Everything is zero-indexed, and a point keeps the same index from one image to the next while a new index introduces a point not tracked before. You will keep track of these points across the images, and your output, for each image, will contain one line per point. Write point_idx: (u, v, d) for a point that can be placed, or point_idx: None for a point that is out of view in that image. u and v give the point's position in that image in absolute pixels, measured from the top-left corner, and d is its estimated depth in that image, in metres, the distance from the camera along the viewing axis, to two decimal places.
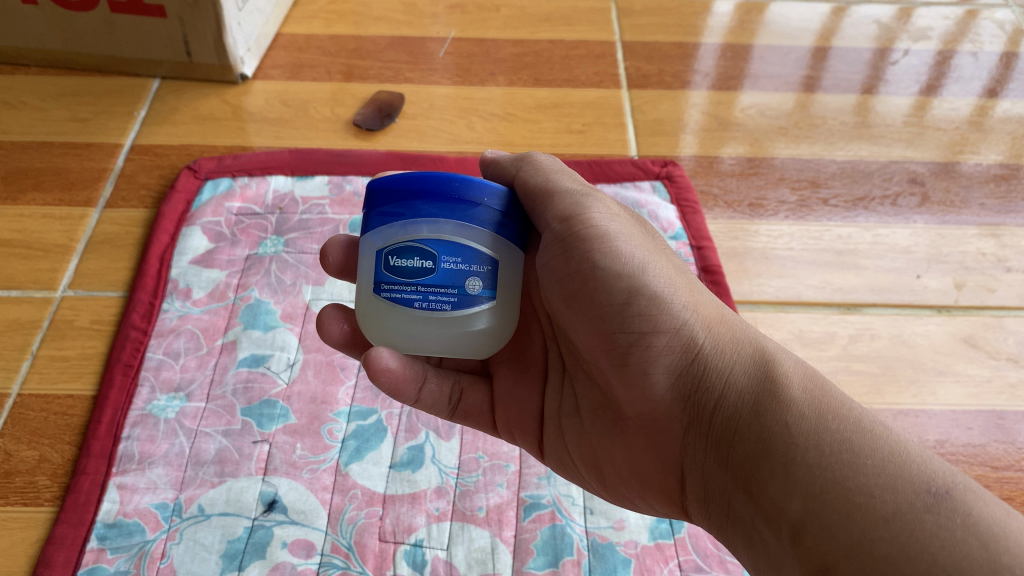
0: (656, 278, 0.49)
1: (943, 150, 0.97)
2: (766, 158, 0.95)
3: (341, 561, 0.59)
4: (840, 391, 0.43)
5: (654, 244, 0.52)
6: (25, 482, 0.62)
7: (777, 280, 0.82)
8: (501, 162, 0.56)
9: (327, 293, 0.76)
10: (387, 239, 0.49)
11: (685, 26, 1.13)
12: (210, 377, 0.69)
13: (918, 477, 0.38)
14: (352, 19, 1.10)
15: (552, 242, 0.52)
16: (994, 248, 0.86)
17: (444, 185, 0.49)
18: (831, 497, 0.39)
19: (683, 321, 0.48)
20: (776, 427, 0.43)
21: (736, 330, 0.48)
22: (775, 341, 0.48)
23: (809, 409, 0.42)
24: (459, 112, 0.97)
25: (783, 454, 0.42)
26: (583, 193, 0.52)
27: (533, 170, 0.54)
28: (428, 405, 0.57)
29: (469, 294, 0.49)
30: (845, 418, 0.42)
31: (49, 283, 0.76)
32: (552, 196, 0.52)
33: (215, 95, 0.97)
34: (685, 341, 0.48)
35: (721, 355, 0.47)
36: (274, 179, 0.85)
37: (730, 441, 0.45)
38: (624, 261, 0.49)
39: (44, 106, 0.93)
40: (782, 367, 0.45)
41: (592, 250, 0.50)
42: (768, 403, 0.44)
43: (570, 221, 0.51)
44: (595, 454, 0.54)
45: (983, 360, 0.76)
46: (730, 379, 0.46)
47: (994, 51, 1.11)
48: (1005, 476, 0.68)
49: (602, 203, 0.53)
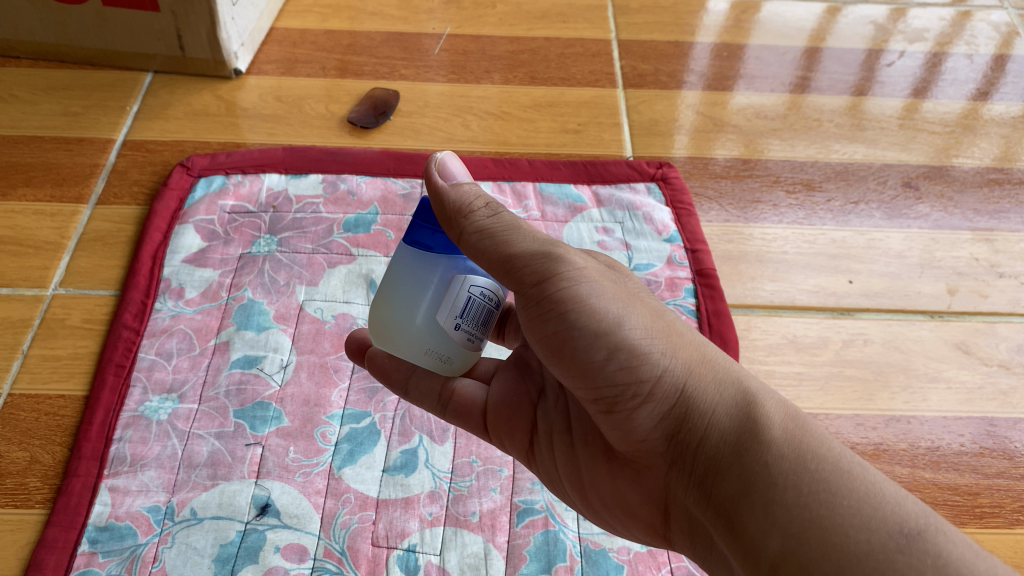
0: (633, 329, 0.46)
1: (936, 153, 0.97)
2: (761, 160, 0.94)
3: (334, 565, 0.59)
4: (820, 430, 0.43)
5: (627, 288, 0.49)
6: (16, 483, 0.62)
7: (771, 284, 0.82)
8: (438, 212, 0.49)
9: (321, 294, 0.75)
10: None
11: (680, 24, 1.13)
12: (203, 378, 0.69)
13: (890, 517, 0.39)
14: (347, 14, 1.09)
15: (526, 301, 0.48)
16: (987, 253, 0.86)
17: None
18: (808, 536, 0.40)
19: (664, 369, 0.45)
20: (757, 468, 0.43)
21: (718, 370, 0.46)
22: (757, 377, 0.46)
23: (789, 450, 0.42)
24: (454, 111, 0.97)
25: (764, 492, 0.42)
26: (544, 249, 0.47)
27: (481, 234, 0.47)
28: (418, 397, 0.58)
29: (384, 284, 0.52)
30: (824, 459, 0.42)
31: (40, 281, 0.76)
32: (513, 259, 0.47)
33: (208, 90, 0.97)
34: (667, 391, 0.46)
35: (704, 395, 0.45)
36: (268, 177, 0.85)
37: (713, 481, 0.44)
38: (601, 316, 0.46)
39: (35, 99, 0.92)
40: (763, 408, 0.44)
41: (568, 311, 0.46)
42: (750, 445, 0.43)
43: (543, 285, 0.47)
44: (580, 476, 0.55)
45: (975, 366, 0.76)
46: (713, 419, 0.45)
47: (988, 53, 1.11)
48: (995, 483, 0.68)
49: (566, 250, 0.48)
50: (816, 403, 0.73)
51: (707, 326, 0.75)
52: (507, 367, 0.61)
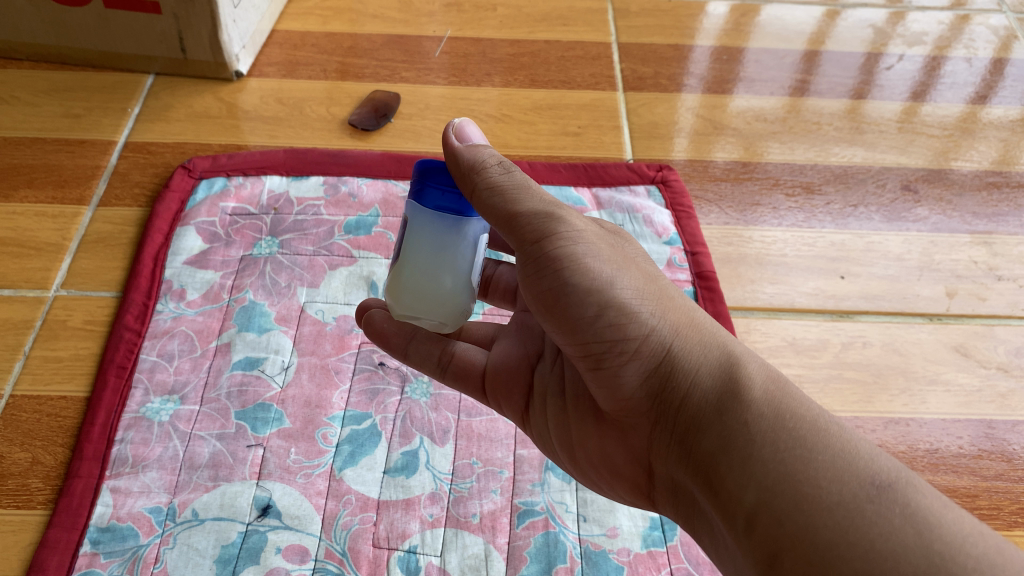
0: (624, 290, 0.47)
1: (935, 157, 0.97)
2: (760, 163, 0.95)
3: (335, 566, 0.59)
4: (801, 393, 0.44)
5: (624, 253, 0.50)
6: (18, 484, 0.62)
7: (770, 286, 0.82)
8: (452, 167, 0.50)
9: (322, 296, 0.75)
10: None
11: (680, 28, 1.13)
12: (204, 380, 0.69)
13: (863, 471, 0.40)
14: (348, 16, 1.10)
15: (524, 258, 0.49)
16: (985, 256, 0.86)
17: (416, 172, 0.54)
18: (782, 489, 0.40)
19: (651, 330, 0.47)
20: (735, 425, 0.43)
21: (703, 333, 0.48)
22: (741, 343, 0.48)
23: (768, 409, 0.43)
24: (454, 113, 0.97)
25: (742, 448, 0.42)
26: (547, 209, 0.49)
27: (492, 191, 0.49)
28: (418, 360, 0.58)
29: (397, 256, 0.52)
30: (802, 418, 0.43)
31: (42, 282, 0.76)
32: (518, 215, 0.49)
33: (209, 92, 0.97)
34: (653, 350, 0.47)
35: (688, 356, 0.47)
36: (269, 179, 0.85)
37: (693, 437, 0.45)
38: (595, 276, 0.47)
39: (37, 101, 0.92)
40: (745, 369, 0.46)
41: (563, 269, 0.48)
42: (730, 403, 0.44)
43: (541, 243, 0.48)
44: (569, 436, 0.56)
45: (973, 369, 0.76)
46: (695, 379, 0.46)
47: (987, 57, 1.11)
48: (994, 486, 0.68)
49: (566, 211, 0.49)
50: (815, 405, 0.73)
51: None
52: (508, 336, 0.62)
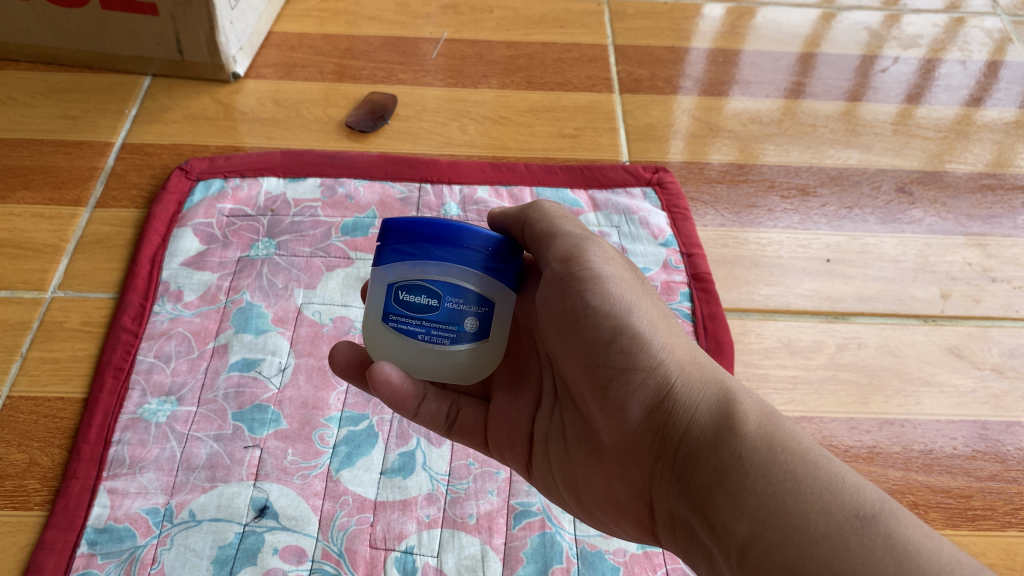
0: (638, 318, 0.50)
1: (930, 159, 0.98)
2: (756, 165, 0.95)
3: (332, 567, 0.59)
4: (794, 428, 0.45)
5: (643, 289, 0.53)
6: (15, 485, 0.62)
7: (766, 288, 0.82)
8: (509, 211, 0.58)
9: (319, 297, 0.76)
10: (399, 275, 0.51)
11: (676, 30, 1.14)
12: (201, 381, 0.69)
13: (848, 502, 0.40)
14: (345, 18, 1.10)
15: (551, 281, 0.53)
16: (980, 258, 0.87)
17: (453, 232, 0.50)
18: (773, 522, 0.41)
19: (659, 361, 0.49)
20: (731, 458, 0.44)
21: (706, 371, 0.49)
22: (740, 382, 0.49)
23: (761, 443, 0.44)
24: (451, 115, 0.97)
25: (735, 481, 0.43)
26: (583, 238, 0.54)
27: (540, 218, 0.55)
28: (426, 419, 0.58)
29: (465, 331, 0.51)
30: (793, 452, 0.43)
31: (39, 284, 0.76)
32: (555, 240, 0.53)
33: (207, 94, 0.97)
34: (658, 381, 0.49)
35: (689, 393, 0.48)
36: (266, 180, 0.85)
37: (692, 470, 0.46)
38: (612, 301, 0.50)
39: (34, 103, 0.92)
40: (741, 405, 0.47)
41: (585, 290, 0.51)
42: (726, 437, 0.45)
43: (570, 262, 0.52)
44: (574, 477, 0.55)
45: (968, 370, 0.77)
46: (695, 415, 0.47)
47: (981, 60, 1.12)
48: (988, 486, 0.69)
49: (599, 246, 0.54)
50: (810, 406, 0.73)
51: (703, 329, 0.76)
52: (501, 387, 0.61)
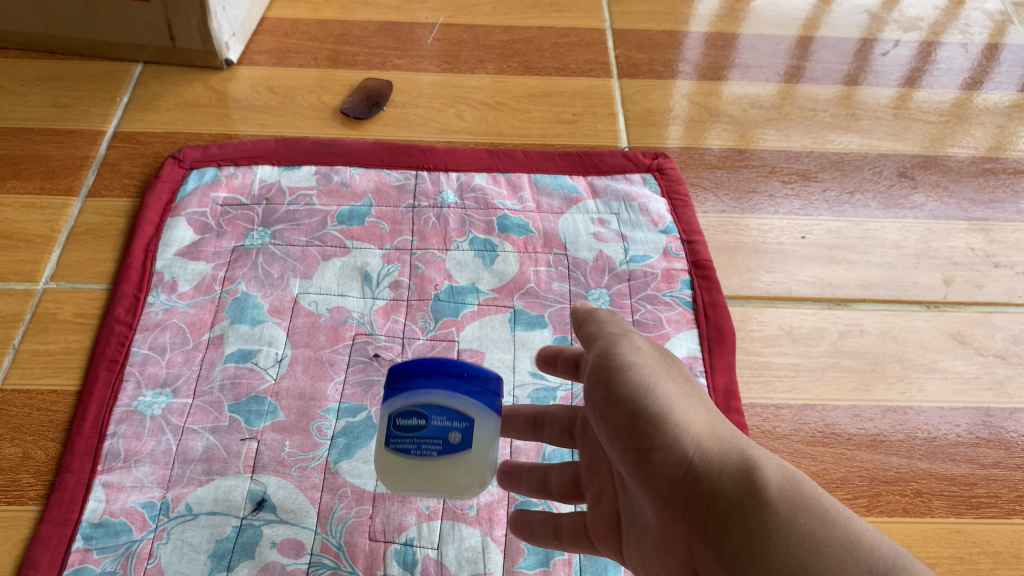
0: (660, 399, 0.49)
1: (930, 143, 0.97)
2: (755, 151, 0.94)
3: (331, 560, 0.59)
4: (818, 491, 0.42)
5: (674, 377, 0.52)
6: (8, 480, 0.61)
7: (767, 275, 0.81)
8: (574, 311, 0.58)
9: (316, 287, 0.74)
10: (394, 407, 0.54)
11: (674, 14, 1.12)
12: (197, 373, 0.68)
13: (862, 562, 0.38)
14: (339, 3, 1.08)
15: (589, 377, 0.52)
16: (983, 243, 0.86)
17: (452, 368, 0.54)
18: None
19: (681, 436, 0.47)
20: (750, 526, 0.42)
21: (728, 441, 0.47)
22: (764, 449, 0.46)
23: (780, 509, 0.41)
24: (447, 101, 0.96)
25: (755, 552, 0.40)
26: (618, 335, 0.54)
27: (588, 319, 0.56)
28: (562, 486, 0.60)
29: (454, 445, 0.53)
30: (812, 516, 0.41)
31: (30, 275, 0.75)
32: (596, 341, 0.54)
33: (200, 81, 0.96)
34: (680, 455, 0.46)
35: (709, 464, 0.45)
36: (260, 168, 0.84)
37: (716, 544, 0.43)
38: (636, 386, 0.49)
39: (23, 91, 0.91)
40: (762, 470, 0.44)
41: (610, 380, 0.50)
42: (745, 505, 0.42)
43: (603, 357, 0.52)
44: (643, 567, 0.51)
45: (971, 356, 0.76)
46: (716, 484, 0.44)
47: (982, 43, 1.11)
48: (992, 474, 0.68)
49: (632, 341, 0.53)
50: (813, 393, 0.72)
51: (703, 318, 0.75)
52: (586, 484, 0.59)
